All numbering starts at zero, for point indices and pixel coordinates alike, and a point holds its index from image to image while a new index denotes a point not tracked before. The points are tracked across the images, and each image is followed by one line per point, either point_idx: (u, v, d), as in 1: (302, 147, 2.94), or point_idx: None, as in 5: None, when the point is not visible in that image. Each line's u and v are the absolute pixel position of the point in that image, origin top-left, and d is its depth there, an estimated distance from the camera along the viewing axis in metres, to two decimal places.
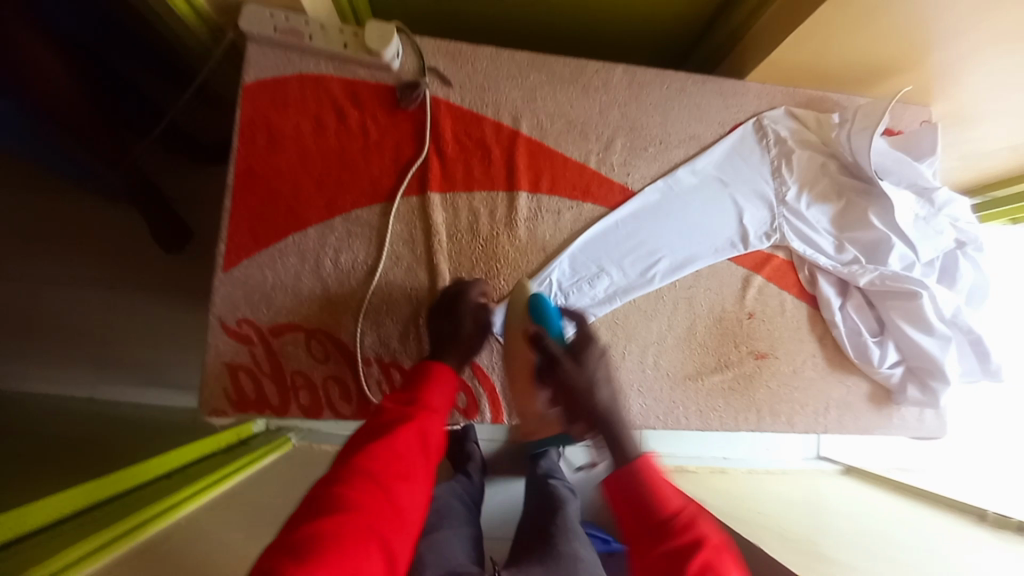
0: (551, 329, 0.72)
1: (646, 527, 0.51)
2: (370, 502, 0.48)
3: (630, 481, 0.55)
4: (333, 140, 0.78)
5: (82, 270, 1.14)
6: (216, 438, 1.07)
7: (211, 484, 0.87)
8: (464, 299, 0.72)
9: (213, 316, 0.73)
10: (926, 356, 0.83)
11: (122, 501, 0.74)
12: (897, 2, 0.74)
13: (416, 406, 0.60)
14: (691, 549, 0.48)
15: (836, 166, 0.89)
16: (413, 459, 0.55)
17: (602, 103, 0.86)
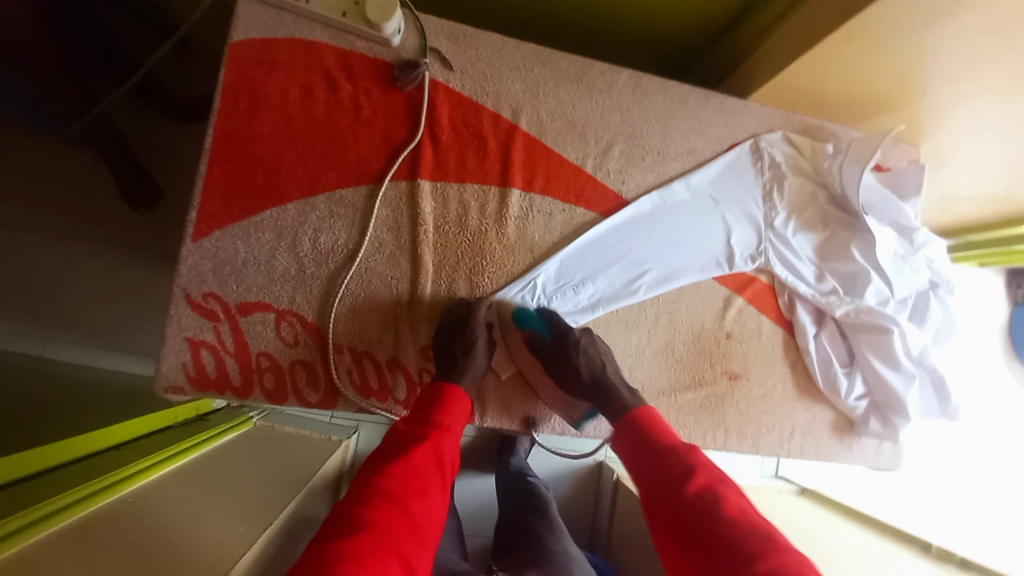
0: (538, 329, 0.77)
1: (649, 458, 0.60)
2: (388, 520, 0.49)
3: (634, 426, 0.65)
4: (322, 112, 0.74)
5: (36, 220, 1.06)
6: (172, 412, 1.02)
7: (158, 464, 0.83)
8: (472, 319, 0.73)
9: (176, 288, 0.68)
10: (889, 391, 0.86)
11: (45, 479, 0.69)
12: (902, 40, 0.74)
13: (431, 425, 0.61)
14: (688, 469, 0.56)
15: (826, 197, 0.90)
16: (428, 478, 0.56)
17: (604, 106, 0.84)
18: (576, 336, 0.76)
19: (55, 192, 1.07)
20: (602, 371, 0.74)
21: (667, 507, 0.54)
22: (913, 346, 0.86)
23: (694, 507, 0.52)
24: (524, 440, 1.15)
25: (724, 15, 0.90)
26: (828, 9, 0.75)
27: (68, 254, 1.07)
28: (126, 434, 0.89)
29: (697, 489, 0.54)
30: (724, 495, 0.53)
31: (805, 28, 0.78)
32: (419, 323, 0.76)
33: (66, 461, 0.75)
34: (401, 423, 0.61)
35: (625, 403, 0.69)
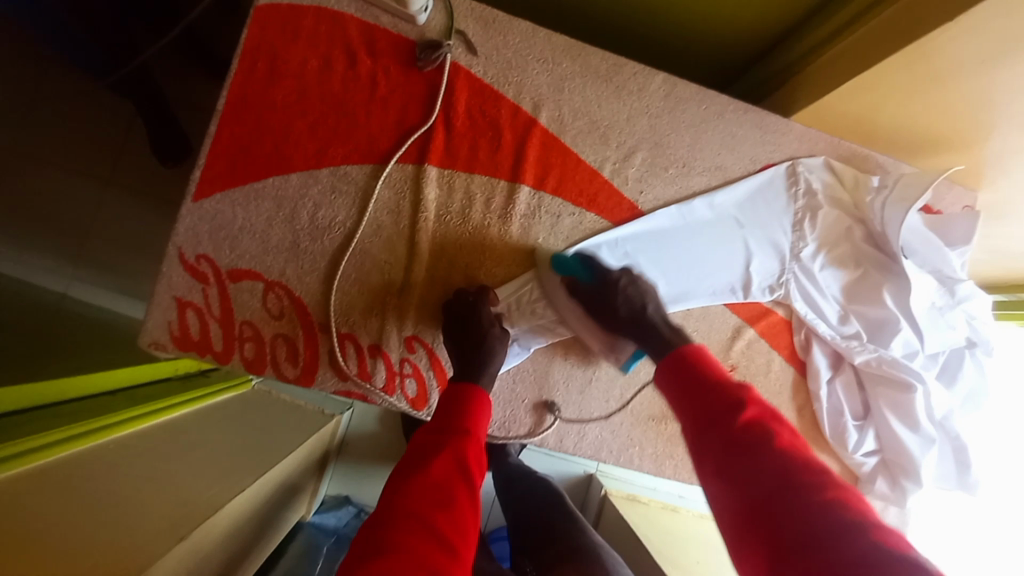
0: (577, 273, 0.73)
1: (697, 391, 0.56)
2: (419, 546, 0.45)
3: (681, 360, 0.60)
4: (337, 85, 0.72)
5: (72, 162, 1.10)
6: (174, 364, 1.04)
7: (150, 415, 0.84)
8: (480, 308, 0.71)
9: (171, 245, 0.68)
10: (902, 452, 0.79)
11: (34, 415, 0.71)
12: (973, 72, 0.67)
13: (452, 430, 0.57)
14: (741, 403, 0.53)
15: (862, 234, 0.83)
16: (456, 491, 0.51)
17: (632, 109, 0.79)
18: (616, 275, 0.72)
19: (92, 137, 1.11)
20: (641, 309, 0.70)
21: (715, 437, 0.52)
22: (937, 410, 0.79)
23: (746, 440, 0.50)
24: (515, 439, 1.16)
25: (780, 23, 0.82)
26: (893, 28, 0.67)
27: (96, 197, 1.11)
28: (122, 381, 0.90)
29: (749, 422, 0.51)
30: (774, 428, 0.51)
31: (866, 47, 0.71)
32: (408, 313, 0.73)
33: (58, 400, 0.77)
34: (422, 434, 0.57)
35: (670, 340, 0.65)
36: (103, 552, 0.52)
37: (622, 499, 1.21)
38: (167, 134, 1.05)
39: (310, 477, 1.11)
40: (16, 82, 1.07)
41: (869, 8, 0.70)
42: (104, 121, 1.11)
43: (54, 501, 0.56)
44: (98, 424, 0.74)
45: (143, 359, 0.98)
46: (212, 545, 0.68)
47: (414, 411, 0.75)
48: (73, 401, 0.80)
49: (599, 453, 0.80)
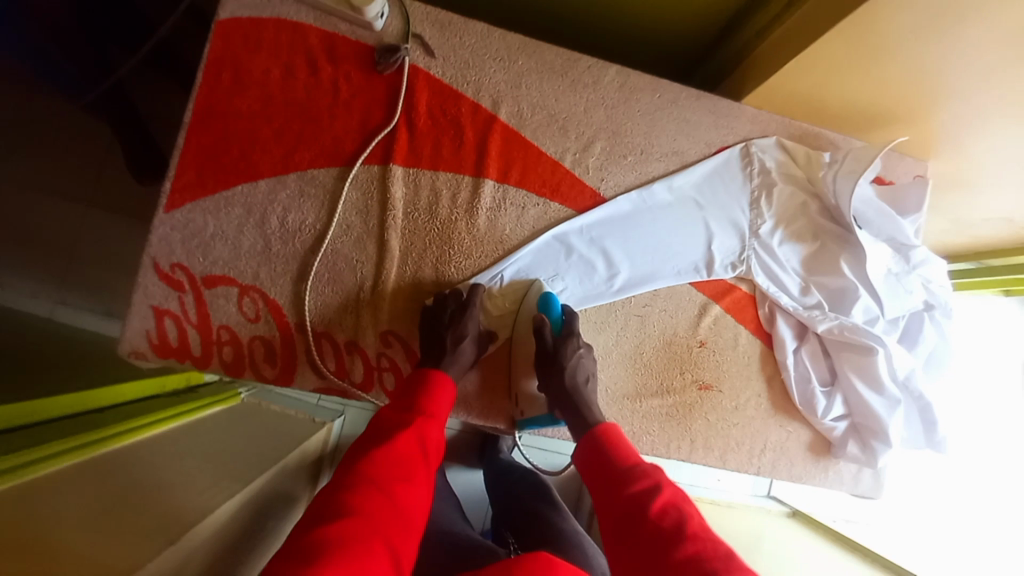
0: (550, 316, 0.75)
1: (612, 478, 0.62)
2: (374, 509, 0.52)
3: (597, 442, 0.67)
4: (301, 92, 0.75)
5: (48, 185, 1.12)
6: (161, 381, 1.05)
7: (137, 428, 0.85)
8: (462, 320, 0.73)
9: (145, 255, 0.70)
10: (868, 414, 0.82)
11: (27, 432, 0.72)
12: (901, 47, 0.71)
13: (416, 411, 0.64)
14: (653, 488, 0.59)
15: (817, 208, 0.86)
16: (414, 466, 0.58)
17: (588, 102, 0.82)
18: (577, 343, 0.75)
19: (73, 161, 1.13)
20: (578, 382, 0.73)
21: (628, 525, 0.57)
22: (900, 370, 0.82)
23: (656, 524, 0.55)
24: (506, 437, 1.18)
25: (725, 13, 0.86)
26: (827, 10, 0.71)
27: (78, 219, 1.13)
28: (113, 397, 0.92)
29: (661, 508, 0.57)
30: (684, 511, 0.57)
31: (804, 30, 0.74)
32: (381, 310, 0.75)
33: (50, 418, 0.78)
34: (385, 411, 0.64)
35: (591, 419, 0.71)
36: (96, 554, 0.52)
37: None
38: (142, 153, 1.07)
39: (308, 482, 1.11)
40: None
41: None
42: (79, 144, 1.13)
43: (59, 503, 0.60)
44: (90, 437, 0.75)
45: (131, 377, 1.00)
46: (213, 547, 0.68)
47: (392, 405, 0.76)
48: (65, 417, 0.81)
49: None
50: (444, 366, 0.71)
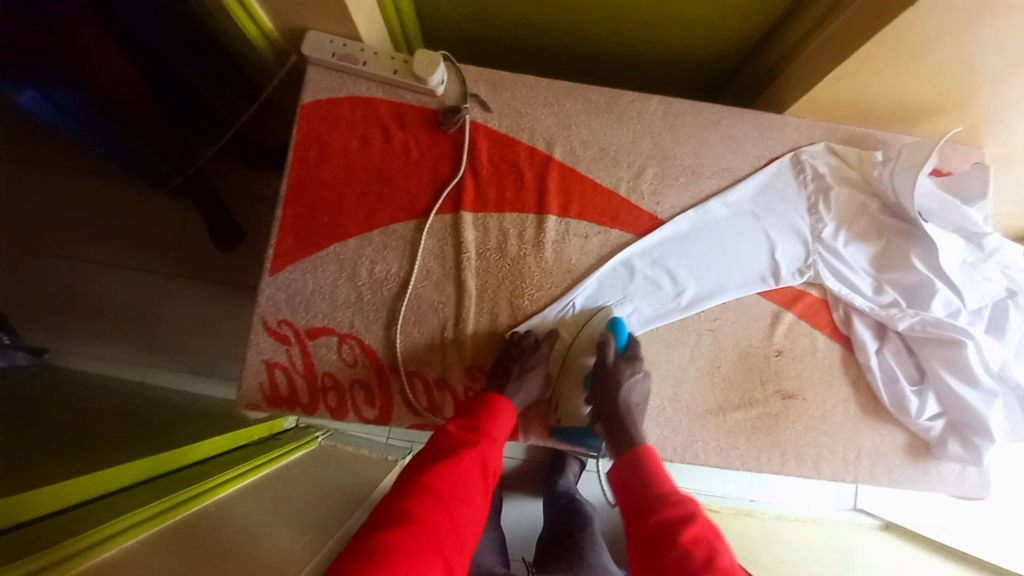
0: (615, 339, 0.79)
1: (643, 503, 0.63)
2: (433, 518, 0.54)
3: (633, 464, 0.68)
4: (377, 157, 0.84)
5: (154, 264, 1.29)
6: (244, 433, 1.07)
7: (237, 476, 0.89)
8: (535, 347, 0.78)
9: (257, 316, 0.79)
10: (966, 411, 0.79)
11: (138, 490, 0.74)
12: (938, 45, 0.72)
13: (478, 431, 0.67)
14: (686, 518, 0.59)
15: (878, 206, 0.86)
16: (472, 483, 0.60)
17: (635, 132, 0.87)
18: (641, 367, 0.78)
19: (172, 241, 1.30)
20: (627, 403, 0.75)
21: (656, 554, 0.56)
22: (992, 361, 0.79)
23: (687, 553, 0.55)
24: (572, 464, 1.16)
25: (755, 34, 0.90)
26: (860, 21, 0.73)
27: (182, 291, 1.29)
28: (208, 450, 0.93)
29: (691, 539, 0.56)
30: (717, 548, 0.56)
31: (840, 40, 0.77)
32: (464, 346, 0.81)
33: (172, 467, 0.83)
34: (448, 428, 0.66)
35: (632, 439, 0.71)
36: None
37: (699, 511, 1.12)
38: (224, 223, 1.21)
39: None
40: (110, 207, 1.30)
41: (835, 7, 0.77)
42: (173, 224, 1.30)
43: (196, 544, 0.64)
44: (192, 492, 0.76)
45: (218, 430, 1.02)
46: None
47: None
48: (168, 473, 0.82)
49: (664, 453, 0.81)
50: (506, 392, 0.74)
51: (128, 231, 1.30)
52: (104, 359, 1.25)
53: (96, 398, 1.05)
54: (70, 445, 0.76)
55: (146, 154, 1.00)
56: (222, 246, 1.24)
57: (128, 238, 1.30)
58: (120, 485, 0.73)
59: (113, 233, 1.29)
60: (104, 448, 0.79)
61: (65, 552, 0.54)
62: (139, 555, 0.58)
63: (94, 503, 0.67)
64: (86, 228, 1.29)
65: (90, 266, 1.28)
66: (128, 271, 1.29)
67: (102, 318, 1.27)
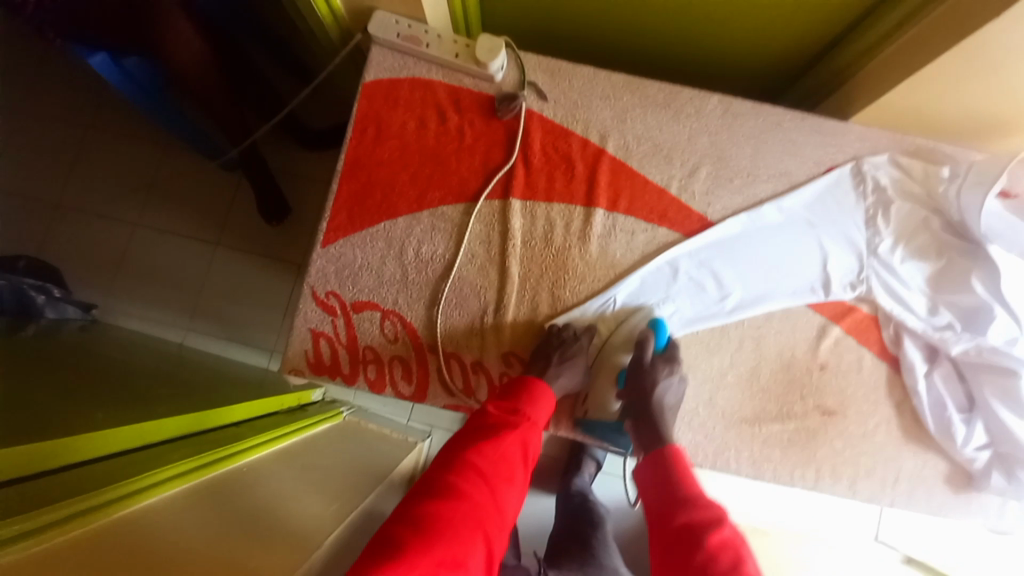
0: (655, 339, 0.79)
1: (671, 503, 0.64)
2: (476, 495, 0.58)
3: (661, 464, 0.69)
4: (431, 139, 0.85)
5: (203, 231, 1.34)
6: (276, 400, 1.07)
7: (268, 440, 0.89)
8: (575, 340, 0.79)
9: (306, 284, 0.81)
10: (1016, 443, 0.76)
11: (172, 447, 0.75)
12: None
13: (520, 414, 0.69)
14: (713, 522, 0.60)
15: (940, 224, 0.82)
16: (513, 465, 0.64)
17: (692, 130, 0.86)
18: (678, 368, 0.78)
19: (220, 211, 1.35)
20: (661, 403, 0.76)
21: (681, 555, 0.59)
22: None
23: (713, 557, 0.57)
24: (588, 463, 1.14)
25: (826, 36, 0.86)
26: (945, 26, 0.70)
27: (226, 259, 1.34)
28: (240, 413, 0.94)
29: (718, 543, 0.58)
30: (743, 554, 0.57)
31: (919, 47, 0.73)
32: (503, 332, 0.81)
33: (207, 427, 0.85)
34: (490, 408, 0.69)
35: (661, 436, 0.72)
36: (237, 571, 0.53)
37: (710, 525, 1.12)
38: (273, 201, 1.25)
39: None
40: (166, 174, 1.35)
41: (918, 11, 0.73)
42: (223, 194, 1.35)
43: (223, 506, 0.66)
44: (222, 452, 0.76)
45: (253, 395, 1.04)
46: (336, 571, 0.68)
47: None
48: (201, 432, 0.83)
49: (695, 457, 0.80)
50: (546, 378, 0.75)
51: (181, 198, 1.35)
52: (152, 319, 1.31)
53: (140, 355, 1.09)
54: (118, 397, 0.80)
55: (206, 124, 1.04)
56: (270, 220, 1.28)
57: (180, 204, 1.35)
58: (154, 440, 0.74)
59: (167, 199, 1.35)
60: (149, 402, 0.82)
61: (99, 499, 0.56)
62: (167, 513, 0.60)
63: (128, 457, 0.68)
64: (142, 192, 1.35)
65: (144, 229, 1.34)
66: (179, 237, 1.34)
67: (151, 279, 1.33)
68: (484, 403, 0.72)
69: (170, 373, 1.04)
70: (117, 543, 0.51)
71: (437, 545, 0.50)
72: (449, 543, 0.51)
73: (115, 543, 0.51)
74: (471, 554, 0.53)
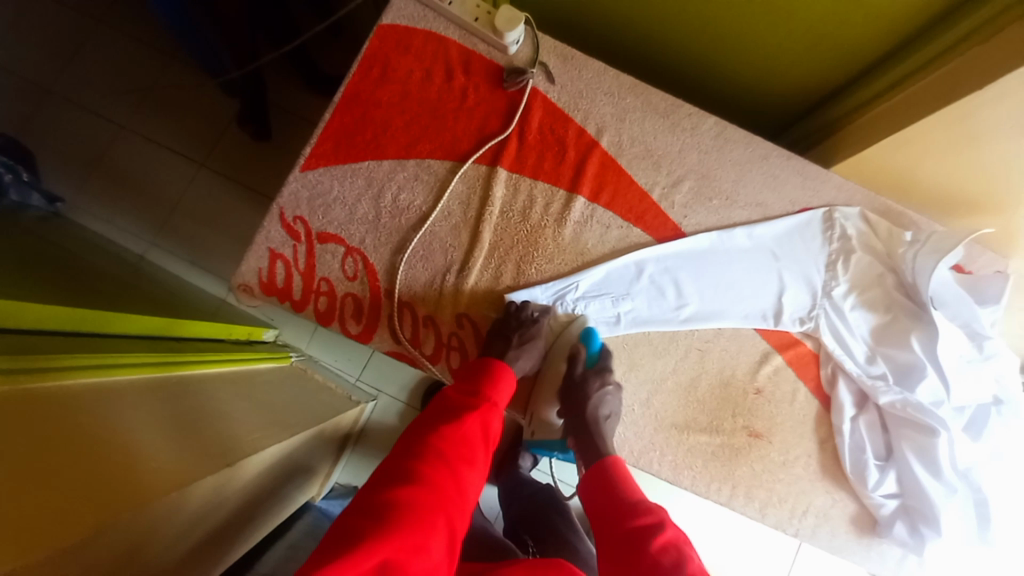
0: (586, 350, 0.81)
1: (616, 510, 0.66)
2: (438, 481, 0.57)
3: (603, 474, 0.71)
4: (434, 94, 0.85)
5: (190, 147, 1.32)
6: (229, 327, 1.05)
7: (212, 360, 0.86)
8: (534, 322, 0.79)
9: (275, 204, 0.81)
10: (922, 496, 0.79)
11: (117, 342, 0.73)
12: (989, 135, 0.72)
13: (480, 398, 0.69)
14: (655, 526, 0.62)
15: (893, 281, 0.85)
16: (474, 448, 0.63)
17: (684, 143, 0.88)
18: (610, 380, 0.79)
19: (211, 131, 1.32)
20: (596, 415, 0.77)
21: (625, 559, 0.60)
22: (960, 459, 0.79)
23: (656, 560, 0.58)
24: (525, 458, 1.11)
25: (826, 84, 0.90)
26: (926, 95, 0.74)
27: (206, 180, 1.31)
28: (194, 331, 0.92)
29: (659, 546, 0.60)
30: (688, 555, 0.59)
31: (903, 109, 0.78)
32: (461, 294, 0.82)
33: (151, 334, 0.81)
34: (453, 393, 0.69)
35: (598, 450, 0.74)
36: (159, 463, 0.54)
37: None
38: (255, 117, 1.23)
39: (329, 457, 1.13)
40: (163, 82, 1.32)
41: (910, 76, 0.77)
42: (218, 116, 1.33)
43: (151, 404, 0.64)
44: (166, 357, 0.74)
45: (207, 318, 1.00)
46: (238, 490, 0.69)
47: (432, 366, 0.81)
48: (150, 337, 0.81)
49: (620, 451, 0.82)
50: (506, 357, 0.76)
51: (174, 110, 1.32)
52: (117, 224, 1.28)
53: (93, 254, 1.06)
54: (58, 281, 0.76)
55: (212, 37, 1.03)
56: (245, 125, 1.25)
57: (172, 116, 1.32)
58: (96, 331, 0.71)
59: (160, 108, 1.32)
60: (91, 293, 0.78)
61: (37, 365, 0.54)
62: (95, 393, 0.58)
63: (71, 338, 0.66)
64: (136, 96, 1.32)
65: (130, 133, 1.31)
66: (164, 149, 1.31)
67: (125, 184, 1.29)
68: (446, 389, 0.71)
69: (126, 280, 1.01)
70: (44, 412, 0.50)
71: (396, 532, 0.49)
72: (411, 529, 0.50)
73: (49, 411, 0.51)
74: (435, 539, 0.52)
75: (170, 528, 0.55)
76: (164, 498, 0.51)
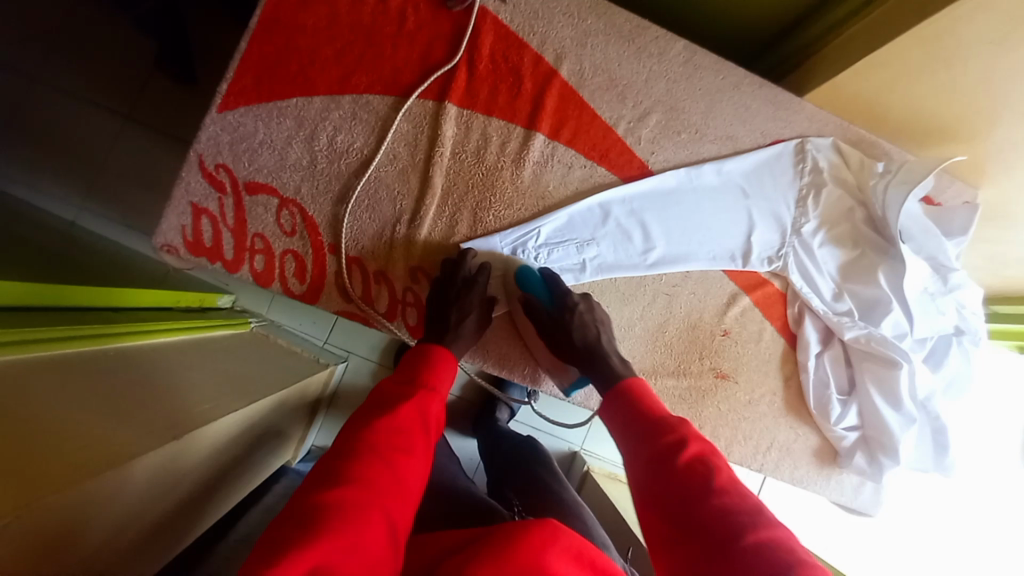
0: (535, 294, 0.76)
1: (638, 431, 0.61)
2: (374, 477, 0.52)
3: (620, 397, 0.65)
4: (367, 15, 0.74)
5: (98, 95, 1.14)
6: (179, 293, 0.95)
7: (153, 329, 0.78)
8: (471, 290, 0.74)
9: (193, 151, 0.72)
10: (882, 427, 0.81)
11: (33, 314, 0.64)
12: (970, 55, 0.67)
13: (418, 385, 0.65)
14: (681, 442, 0.57)
15: (863, 216, 0.82)
16: (414, 439, 0.59)
17: (651, 71, 0.79)
18: (574, 302, 0.75)
19: (121, 75, 1.14)
20: (589, 341, 0.73)
21: (653, 476, 0.56)
22: (919, 389, 0.80)
23: (684, 477, 0.54)
24: (502, 410, 1.14)
25: (804, 1, 0.81)
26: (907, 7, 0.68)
27: (123, 134, 1.14)
28: (136, 300, 0.83)
29: (688, 463, 0.55)
30: (716, 466, 0.55)
31: (882, 25, 0.71)
32: (413, 246, 0.76)
33: (79, 305, 0.73)
34: (388, 384, 0.65)
35: (615, 372, 0.69)
36: (69, 444, 0.49)
37: (603, 476, 1.19)
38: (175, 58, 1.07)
39: (300, 423, 1.10)
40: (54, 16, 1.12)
41: None
42: (127, 56, 1.14)
43: (70, 380, 0.57)
44: (92, 329, 0.66)
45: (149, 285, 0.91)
46: (182, 479, 0.63)
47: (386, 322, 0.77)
48: (82, 309, 0.73)
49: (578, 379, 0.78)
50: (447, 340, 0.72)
51: (73, 51, 1.13)
52: (31, 189, 1.13)
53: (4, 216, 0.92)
54: None
55: None
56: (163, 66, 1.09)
57: (72, 59, 1.13)
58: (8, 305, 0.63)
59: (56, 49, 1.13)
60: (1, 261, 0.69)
61: None
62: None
63: None
64: (26, 36, 1.12)
65: (24, 79, 1.12)
66: (69, 98, 1.13)
67: (30, 142, 1.13)
68: (382, 382, 0.66)
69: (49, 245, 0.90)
70: None
71: (324, 536, 0.44)
72: (342, 530, 0.45)
73: None
74: (373, 536, 0.47)
75: (95, 520, 0.50)
76: (83, 484, 0.46)
